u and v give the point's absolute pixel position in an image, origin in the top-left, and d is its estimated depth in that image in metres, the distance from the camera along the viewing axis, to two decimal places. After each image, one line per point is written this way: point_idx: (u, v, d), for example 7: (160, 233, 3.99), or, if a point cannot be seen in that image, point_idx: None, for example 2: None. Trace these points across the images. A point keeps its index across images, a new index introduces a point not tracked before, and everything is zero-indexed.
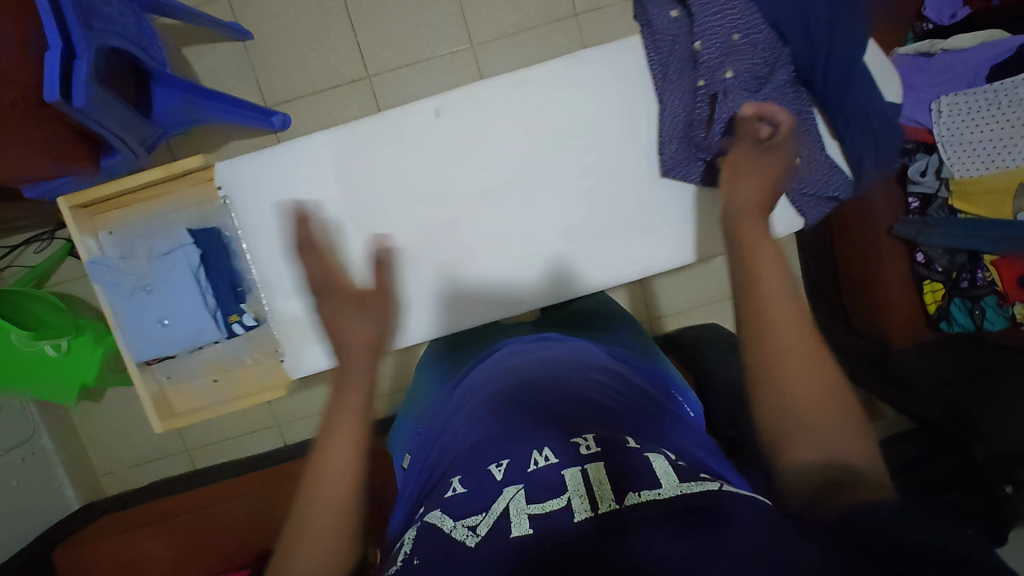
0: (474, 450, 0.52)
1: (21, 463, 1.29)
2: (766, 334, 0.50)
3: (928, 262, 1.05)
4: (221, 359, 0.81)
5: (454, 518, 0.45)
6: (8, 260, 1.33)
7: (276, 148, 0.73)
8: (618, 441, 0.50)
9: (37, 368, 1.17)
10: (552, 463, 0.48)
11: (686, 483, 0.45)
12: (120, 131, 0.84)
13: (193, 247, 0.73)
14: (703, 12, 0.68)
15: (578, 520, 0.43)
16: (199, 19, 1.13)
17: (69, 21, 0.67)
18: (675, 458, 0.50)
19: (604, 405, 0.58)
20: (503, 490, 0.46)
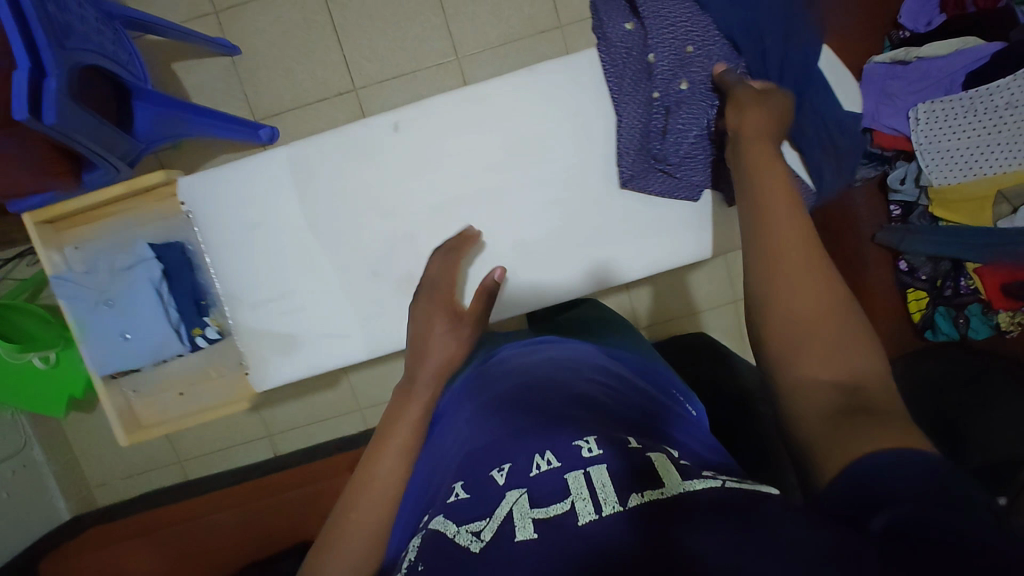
0: (473, 458, 0.51)
1: (12, 474, 1.30)
2: (770, 310, 0.52)
3: (911, 271, 1.04)
4: (186, 372, 0.81)
5: (459, 524, 0.43)
6: (2, 273, 1.34)
7: (238, 163, 0.74)
8: (619, 441, 0.48)
9: (26, 380, 1.20)
10: (554, 467, 0.45)
11: (687, 480, 0.42)
12: (99, 147, 0.85)
13: (154, 261, 0.74)
14: (656, 25, 0.70)
15: (584, 523, 0.40)
16: (186, 36, 1.15)
17: (38, 41, 0.70)
18: (676, 456, 0.48)
19: (604, 407, 0.57)
20: (505, 495, 0.44)
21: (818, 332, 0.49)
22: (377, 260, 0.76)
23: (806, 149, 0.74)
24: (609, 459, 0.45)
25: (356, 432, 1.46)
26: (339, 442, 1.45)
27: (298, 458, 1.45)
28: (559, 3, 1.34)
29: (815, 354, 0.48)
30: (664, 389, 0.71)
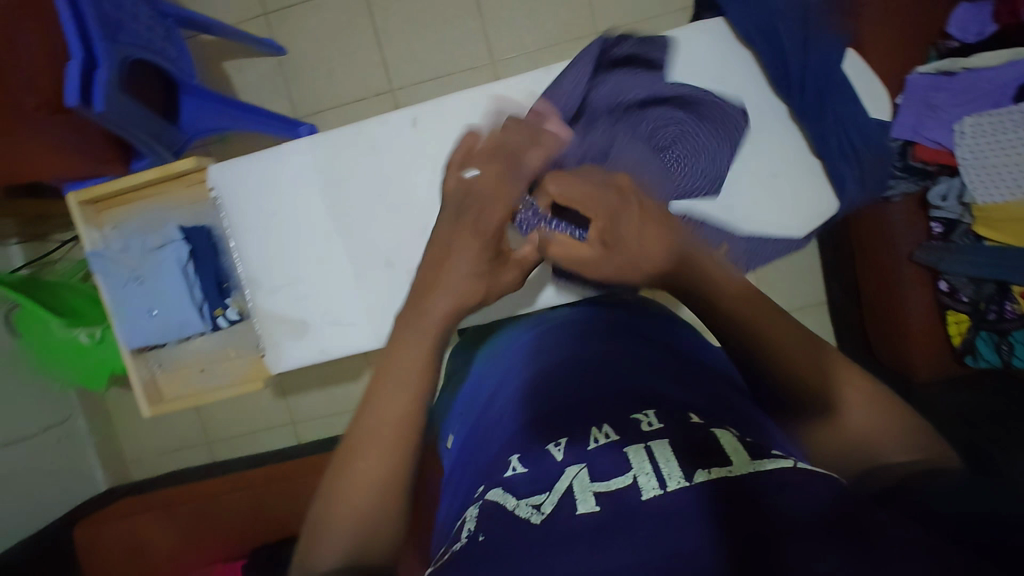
0: (525, 435, 0.56)
1: (55, 443, 1.38)
2: (811, 365, 0.56)
3: (952, 292, 0.99)
4: (206, 351, 0.86)
5: (518, 497, 0.47)
6: (61, 253, 1.44)
7: (265, 152, 0.77)
8: (681, 418, 0.53)
9: (73, 356, 1.27)
10: (613, 441, 0.51)
11: (758, 460, 0.46)
12: (145, 136, 0.91)
13: (182, 243, 0.79)
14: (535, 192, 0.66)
15: (649, 497, 0.44)
16: (237, 36, 1.20)
17: (92, 34, 0.75)
18: (740, 433, 0.52)
19: (657, 389, 0.59)
20: (566, 469, 0.49)
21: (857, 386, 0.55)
22: (389, 251, 0.77)
23: (829, 159, 0.74)
24: (670, 431, 0.50)
25: None
26: None
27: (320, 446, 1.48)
28: (595, 8, 1.34)
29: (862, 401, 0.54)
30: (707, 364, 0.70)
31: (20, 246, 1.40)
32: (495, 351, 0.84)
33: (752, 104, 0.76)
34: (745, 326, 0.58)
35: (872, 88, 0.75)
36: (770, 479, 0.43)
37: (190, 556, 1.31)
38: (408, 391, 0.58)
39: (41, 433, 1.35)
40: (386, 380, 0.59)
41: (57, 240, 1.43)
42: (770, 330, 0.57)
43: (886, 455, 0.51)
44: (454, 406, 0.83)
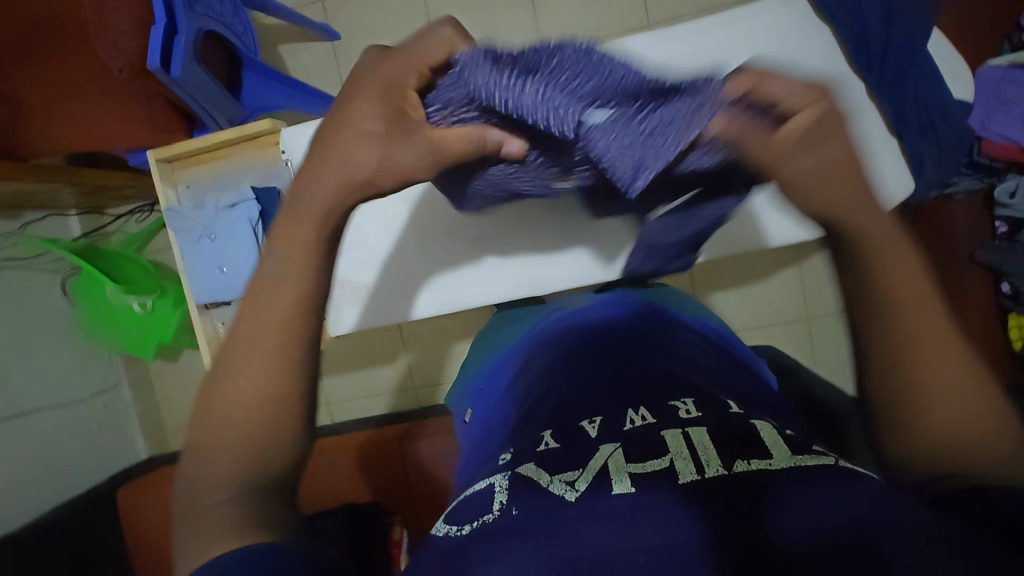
0: (559, 408, 0.57)
1: (101, 408, 1.43)
2: (897, 339, 0.47)
3: (1014, 294, 0.97)
4: None
5: (551, 474, 0.48)
6: (116, 227, 1.48)
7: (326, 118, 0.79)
8: (720, 407, 0.53)
9: (126, 323, 1.32)
10: (648, 423, 0.51)
11: (799, 456, 0.45)
12: (210, 107, 0.95)
13: (254, 203, 0.81)
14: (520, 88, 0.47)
15: (685, 481, 0.44)
16: (297, 19, 1.22)
17: (176, 4, 0.81)
18: (781, 427, 0.52)
19: (689, 375, 0.59)
20: (599, 447, 0.49)
21: (959, 386, 0.46)
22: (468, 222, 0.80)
23: (906, 136, 0.75)
24: (708, 417, 0.50)
25: (407, 410, 1.43)
26: (389, 417, 1.42)
27: (356, 427, 1.44)
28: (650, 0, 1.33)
29: (958, 399, 0.46)
30: (729, 362, 0.69)
31: (77, 218, 1.46)
32: (515, 333, 0.85)
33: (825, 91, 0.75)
34: (861, 259, 0.49)
35: (955, 71, 0.77)
36: (818, 471, 0.43)
37: None
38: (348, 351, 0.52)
39: (87, 399, 1.39)
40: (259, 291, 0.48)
41: (111, 212, 1.47)
42: (892, 284, 0.48)
43: (975, 463, 0.44)
44: (473, 381, 0.85)
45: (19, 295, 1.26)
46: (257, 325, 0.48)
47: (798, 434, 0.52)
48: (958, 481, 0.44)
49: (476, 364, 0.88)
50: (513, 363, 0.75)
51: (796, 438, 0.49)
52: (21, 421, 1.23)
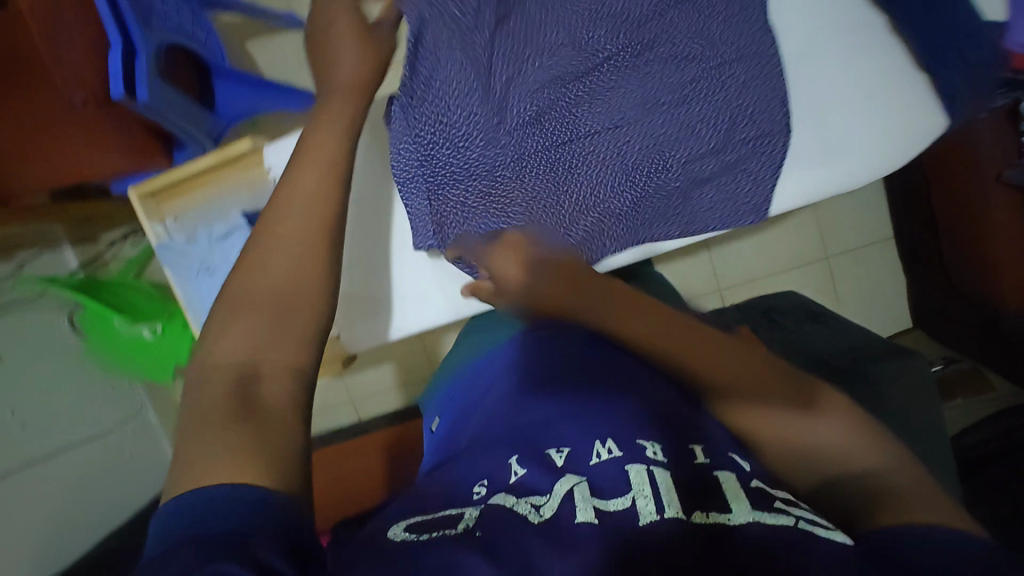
0: (531, 427, 0.55)
1: (132, 436, 1.43)
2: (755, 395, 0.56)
3: None
4: None
5: (517, 496, 0.46)
6: (111, 254, 1.46)
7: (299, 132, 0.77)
8: (684, 454, 0.50)
9: (140, 352, 1.31)
10: (614, 457, 0.48)
11: (759, 511, 0.45)
12: (186, 123, 0.90)
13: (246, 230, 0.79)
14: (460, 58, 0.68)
15: (645, 522, 0.42)
16: (258, 13, 1.14)
17: (130, 22, 0.76)
18: (747, 474, 0.50)
19: (659, 412, 0.56)
20: (566, 475, 0.47)
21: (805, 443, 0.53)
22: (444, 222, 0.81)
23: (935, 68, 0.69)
24: (673, 464, 0.48)
25: None
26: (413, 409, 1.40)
27: (382, 422, 1.43)
28: None
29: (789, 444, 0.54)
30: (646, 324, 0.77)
31: (73, 249, 1.39)
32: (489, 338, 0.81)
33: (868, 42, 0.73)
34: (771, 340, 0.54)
35: None
36: (777, 535, 0.42)
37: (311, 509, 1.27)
38: None
39: (116, 429, 1.39)
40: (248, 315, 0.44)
41: (104, 241, 1.45)
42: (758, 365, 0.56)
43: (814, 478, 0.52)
44: (445, 388, 0.80)
45: (26, 337, 1.24)
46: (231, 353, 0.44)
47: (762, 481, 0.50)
48: (823, 494, 0.51)
49: (450, 367, 0.84)
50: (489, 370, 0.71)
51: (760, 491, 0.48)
52: (49, 466, 1.22)
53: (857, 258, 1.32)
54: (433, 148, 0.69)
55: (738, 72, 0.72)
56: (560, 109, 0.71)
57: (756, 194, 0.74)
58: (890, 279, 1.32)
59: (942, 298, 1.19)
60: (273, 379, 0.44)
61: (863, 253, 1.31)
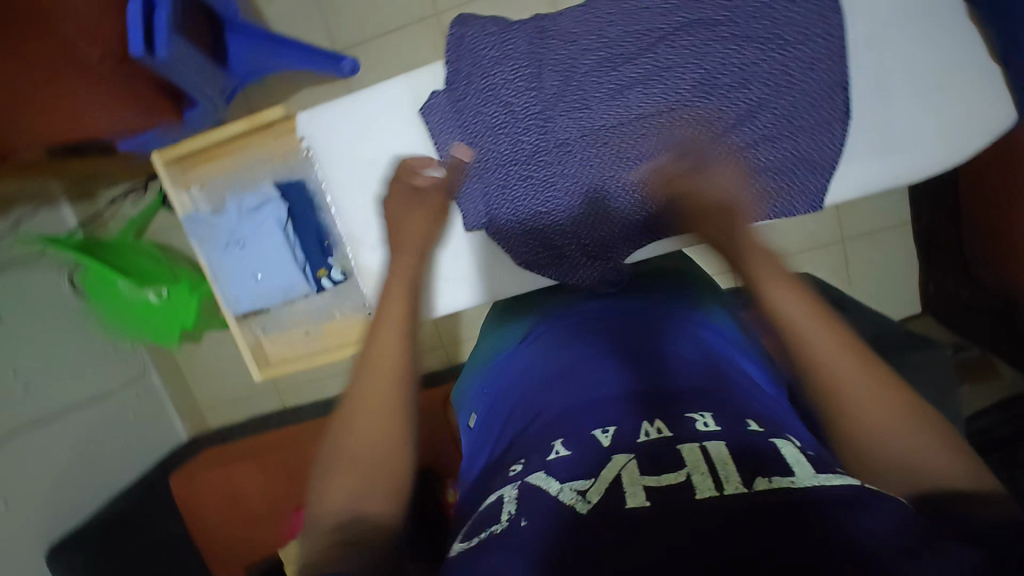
0: (575, 410, 0.52)
1: (135, 399, 1.41)
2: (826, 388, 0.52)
3: None
4: (309, 313, 0.95)
5: (561, 480, 0.44)
6: (111, 213, 1.41)
7: (338, 104, 0.81)
8: (738, 424, 0.48)
9: (143, 315, 1.28)
10: (664, 437, 0.47)
11: (822, 475, 0.42)
12: (200, 83, 0.88)
13: (280, 203, 0.85)
14: (502, 44, 0.73)
15: (703, 497, 0.40)
16: None
17: None
18: (803, 445, 0.48)
19: (707, 391, 0.53)
20: (613, 456, 0.45)
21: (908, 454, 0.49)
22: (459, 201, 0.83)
23: None
24: (727, 433, 0.46)
25: (441, 369, 1.39)
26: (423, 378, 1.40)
27: None
28: None
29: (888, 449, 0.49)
30: (682, 288, 0.77)
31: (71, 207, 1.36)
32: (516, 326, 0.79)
33: (943, 28, 0.72)
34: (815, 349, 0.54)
35: None
36: (848, 494, 0.39)
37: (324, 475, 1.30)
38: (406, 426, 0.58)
39: (118, 391, 1.37)
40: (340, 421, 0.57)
41: (103, 198, 1.40)
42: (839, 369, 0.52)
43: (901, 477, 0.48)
44: (480, 384, 0.74)
45: (24, 296, 1.20)
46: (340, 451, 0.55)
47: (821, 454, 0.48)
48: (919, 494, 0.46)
49: (485, 357, 0.78)
50: (521, 356, 0.69)
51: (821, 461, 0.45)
52: (49, 426, 1.20)
53: (874, 241, 1.31)
54: (485, 132, 0.74)
55: (803, 53, 0.70)
56: (612, 92, 0.72)
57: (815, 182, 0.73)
58: (905, 262, 1.31)
59: (957, 285, 1.19)
60: (357, 471, 0.54)
61: (879, 236, 1.30)
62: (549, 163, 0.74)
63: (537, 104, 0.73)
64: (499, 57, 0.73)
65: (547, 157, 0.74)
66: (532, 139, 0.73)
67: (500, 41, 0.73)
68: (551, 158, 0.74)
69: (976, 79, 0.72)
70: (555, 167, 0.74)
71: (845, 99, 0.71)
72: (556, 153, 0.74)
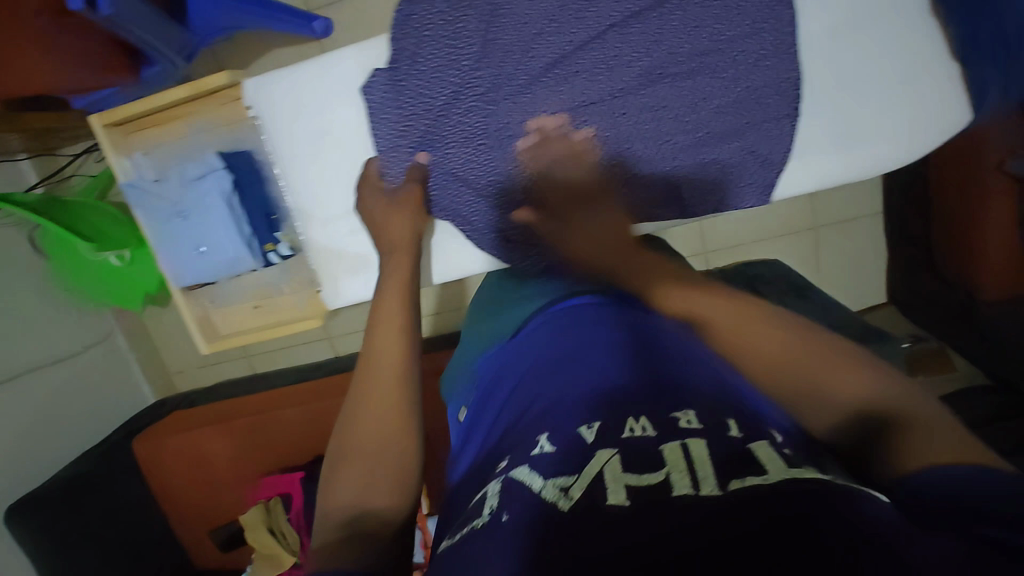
0: (559, 403, 0.51)
1: (99, 359, 1.39)
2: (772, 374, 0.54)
3: None
4: (262, 287, 0.94)
5: (545, 476, 0.43)
6: (73, 169, 1.35)
7: (279, 73, 0.78)
8: (720, 426, 0.47)
9: (107, 277, 1.27)
10: (648, 435, 0.46)
11: (795, 469, 0.42)
12: (154, 39, 0.84)
13: (224, 173, 0.82)
14: (452, 21, 0.72)
15: (679, 495, 0.40)
16: None
17: None
18: (780, 441, 0.48)
19: (694, 387, 0.53)
20: (597, 452, 0.45)
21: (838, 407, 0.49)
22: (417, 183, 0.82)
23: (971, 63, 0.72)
24: (710, 433, 0.46)
25: None
26: None
27: None
28: None
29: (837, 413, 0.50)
30: None
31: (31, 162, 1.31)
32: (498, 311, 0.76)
33: (906, 29, 0.73)
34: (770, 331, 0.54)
35: None
36: (824, 487, 0.39)
37: (296, 445, 1.31)
38: (397, 428, 0.56)
39: (81, 352, 1.35)
40: (343, 423, 0.57)
41: (64, 154, 1.34)
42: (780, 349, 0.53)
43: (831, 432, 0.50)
44: (470, 375, 0.72)
45: None
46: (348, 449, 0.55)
47: (796, 451, 0.47)
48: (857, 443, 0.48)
49: (472, 352, 0.75)
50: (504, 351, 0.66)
51: (797, 459, 0.45)
52: (6, 388, 1.18)
53: (848, 229, 1.31)
54: (430, 112, 0.74)
55: (751, 48, 0.72)
56: (559, 77, 0.72)
57: (756, 178, 0.77)
58: (874, 251, 1.32)
59: (923, 277, 1.20)
60: (360, 468, 0.53)
61: (851, 224, 1.30)
62: (494, 148, 0.75)
63: (484, 88, 0.73)
64: (448, 37, 0.72)
65: (493, 142, 0.74)
66: (480, 123, 0.74)
67: (450, 19, 0.72)
68: (497, 143, 0.74)
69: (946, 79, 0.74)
70: (501, 153, 0.75)
71: (784, 94, 0.73)
72: (502, 137, 0.74)
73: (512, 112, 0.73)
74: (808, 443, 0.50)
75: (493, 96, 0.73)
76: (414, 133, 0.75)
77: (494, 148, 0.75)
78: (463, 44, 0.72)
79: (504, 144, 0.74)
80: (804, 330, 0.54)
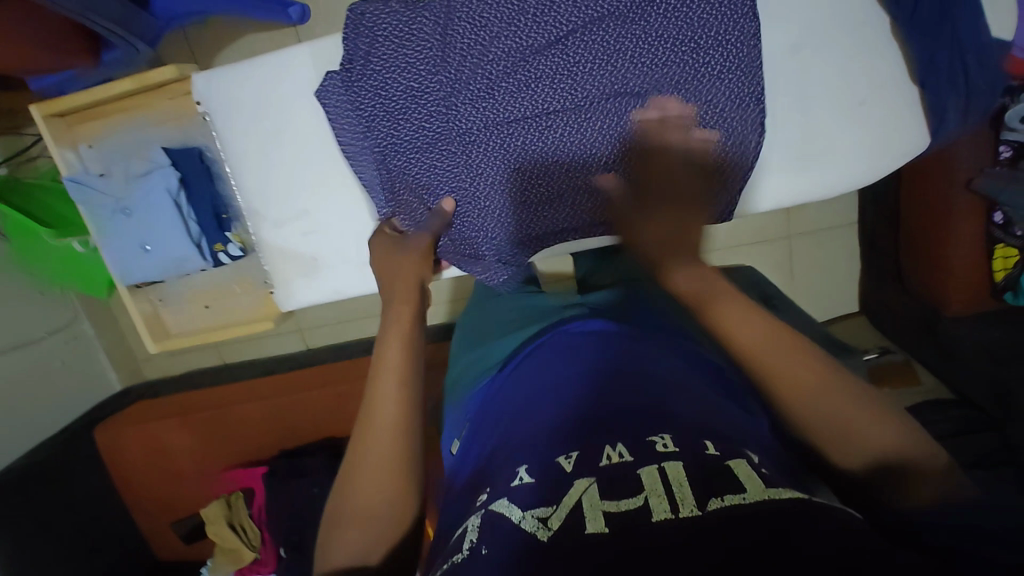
0: (539, 439, 0.50)
1: (63, 346, 1.31)
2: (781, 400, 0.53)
3: (1006, 225, 0.93)
4: (210, 287, 0.94)
5: (522, 508, 0.43)
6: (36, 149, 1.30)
7: (228, 68, 0.77)
8: (697, 444, 0.47)
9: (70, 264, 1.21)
10: (625, 461, 0.46)
11: (772, 488, 0.42)
12: (111, 24, 0.80)
13: (170, 170, 0.81)
14: (409, 21, 0.70)
15: (657, 520, 0.40)
16: None
17: None
18: (757, 461, 0.46)
19: (666, 408, 0.52)
20: (575, 481, 0.45)
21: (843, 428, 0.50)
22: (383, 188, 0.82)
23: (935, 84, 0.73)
24: (686, 454, 0.45)
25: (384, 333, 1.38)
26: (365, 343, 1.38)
27: (331, 353, 1.39)
28: None
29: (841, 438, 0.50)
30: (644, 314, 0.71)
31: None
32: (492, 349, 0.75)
33: (863, 41, 0.73)
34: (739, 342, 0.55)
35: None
36: (794, 505, 0.39)
37: (266, 439, 1.30)
38: (390, 486, 0.54)
39: (44, 338, 1.27)
40: (339, 483, 0.55)
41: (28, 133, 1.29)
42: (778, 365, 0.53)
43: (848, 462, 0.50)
44: (463, 410, 0.69)
45: None
46: (342, 510, 0.53)
47: (774, 473, 0.45)
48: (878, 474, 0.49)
49: (467, 380, 0.74)
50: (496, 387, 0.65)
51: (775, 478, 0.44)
52: None
53: (825, 237, 1.31)
54: (386, 114, 0.72)
55: (712, 60, 0.70)
56: (519, 81, 0.71)
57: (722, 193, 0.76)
58: (846, 261, 1.32)
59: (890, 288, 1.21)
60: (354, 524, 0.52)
61: (826, 234, 1.31)
62: (453, 153, 0.73)
63: (442, 91, 0.71)
64: (406, 37, 0.70)
65: (452, 146, 0.72)
66: (438, 126, 0.72)
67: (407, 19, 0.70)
68: (455, 147, 0.72)
69: (901, 94, 0.75)
70: (460, 158, 0.73)
71: (746, 108, 0.71)
72: (460, 142, 0.72)
73: (471, 116, 0.72)
74: (785, 464, 0.49)
75: (451, 100, 0.71)
76: (370, 134, 0.73)
77: (453, 152, 0.73)
78: (421, 44, 0.70)
79: (463, 149, 0.72)
80: (780, 343, 0.54)
